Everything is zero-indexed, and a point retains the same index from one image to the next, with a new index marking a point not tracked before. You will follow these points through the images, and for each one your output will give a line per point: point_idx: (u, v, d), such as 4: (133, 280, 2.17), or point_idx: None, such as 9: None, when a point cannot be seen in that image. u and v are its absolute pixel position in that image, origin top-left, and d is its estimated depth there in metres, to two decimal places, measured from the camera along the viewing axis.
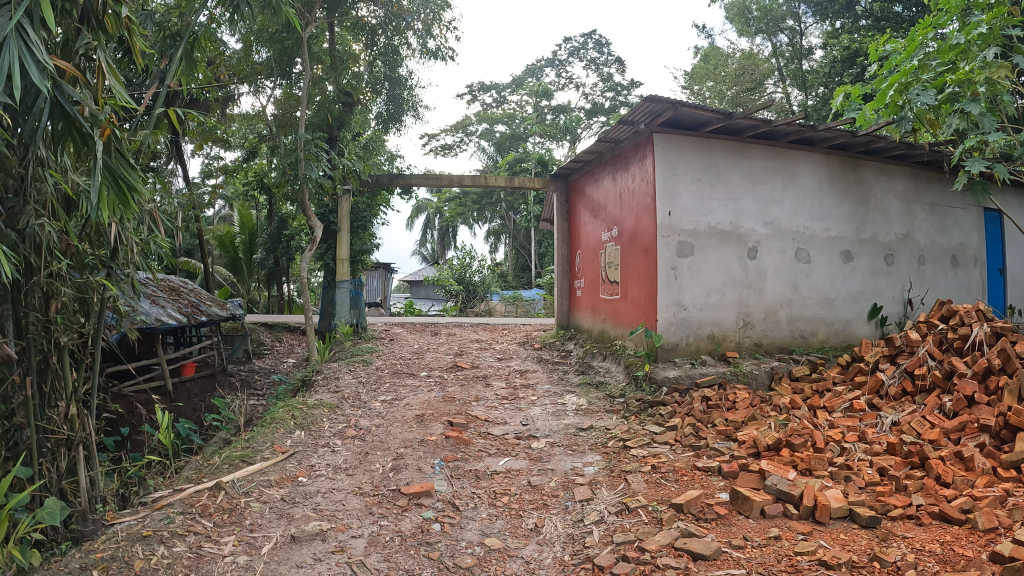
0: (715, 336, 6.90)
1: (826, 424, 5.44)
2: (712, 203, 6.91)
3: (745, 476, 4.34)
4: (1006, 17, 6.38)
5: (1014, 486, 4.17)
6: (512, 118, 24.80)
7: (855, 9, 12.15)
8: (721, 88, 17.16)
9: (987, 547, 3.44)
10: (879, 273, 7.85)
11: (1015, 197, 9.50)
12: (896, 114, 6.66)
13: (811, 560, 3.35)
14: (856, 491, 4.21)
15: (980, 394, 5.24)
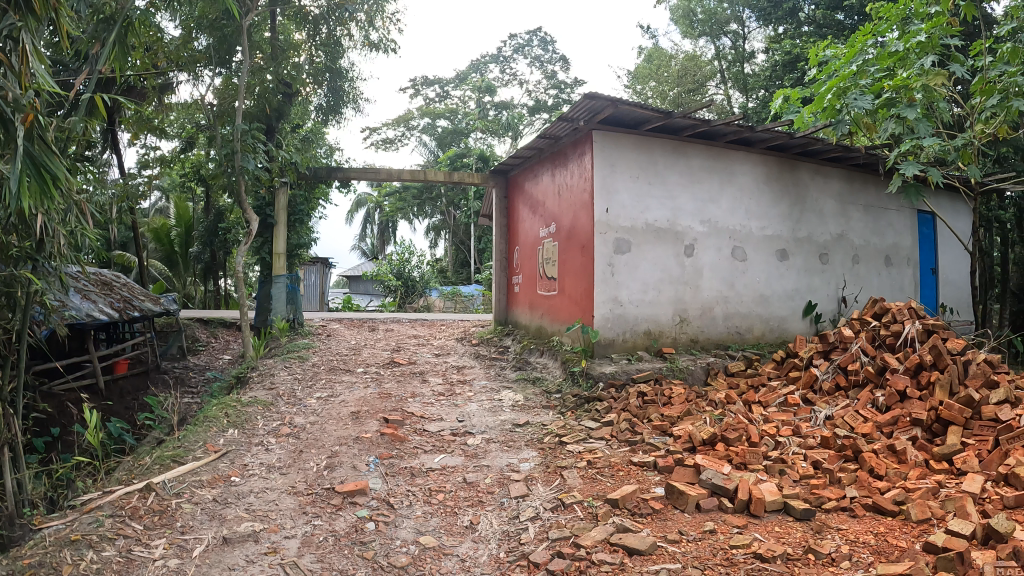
0: (652, 332, 6.96)
1: (760, 418, 5.55)
2: (650, 200, 6.97)
3: (680, 471, 4.40)
4: (944, 26, 6.59)
5: (944, 478, 4.32)
6: (454, 113, 24.69)
7: (797, 15, 12.39)
8: (662, 88, 17.25)
9: (920, 538, 3.55)
10: (814, 271, 8.05)
11: (948, 201, 9.83)
12: (833, 118, 6.80)
13: (747, 553, 3.42)
14: (790, 484, 4.31)
15: (912, 389, 5.41)
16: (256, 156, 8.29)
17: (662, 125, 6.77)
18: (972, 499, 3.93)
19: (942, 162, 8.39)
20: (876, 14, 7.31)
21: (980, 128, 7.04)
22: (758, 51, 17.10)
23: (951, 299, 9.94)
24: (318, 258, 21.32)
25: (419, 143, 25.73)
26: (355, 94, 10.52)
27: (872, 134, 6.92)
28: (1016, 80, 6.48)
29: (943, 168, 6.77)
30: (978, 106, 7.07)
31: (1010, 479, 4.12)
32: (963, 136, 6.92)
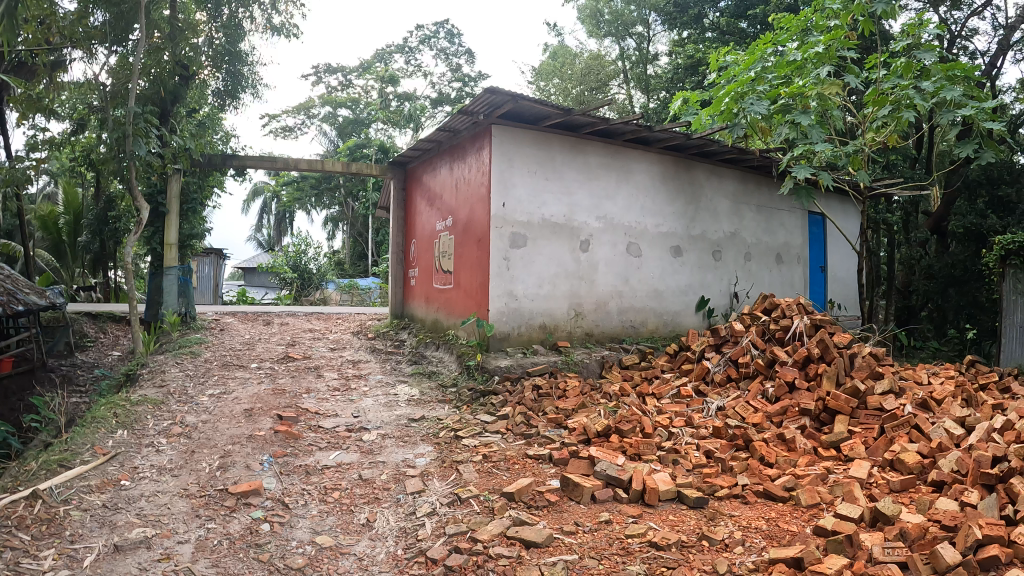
0: (546, 326, 7.02)
1: (654, 409, 5.72)
2: (546, 196, 7.02)
3: (575, 463, 4.50)
4: (842, 39, 6.91)
5: (832, 464, 4.57)
6: (355, 103, 24.34)
7: (702, 21, 12.71)
8: (565, 85, 17.53)
9: (811, 522, 3.73)
10: (706, 268, 8.33)
11: (837, 203, 10.33)
12: (730, 121, 7.06)
13: (642, 542, 3.53)
14: (684, 473, 4.49)
15: (800, 380, 5.68)
16: (148, 141, 7.98)
17: (562, 122, 6.84)
18: (860, 484, 4.16)
19: (834, 166, 8.82)
20: (779, 24, 7.61)
21: (870, 136, 7.42)
22: (662, 54, 17.53)
23: (838, 294, 10.44)
24: (211, 248, 20.63)
25: (319, 131, 25.31)
26: (254, 79, 10.20)
27: (768, 137, 7.20)
28: (907, 93, 6.86)
29: (832, 172, 7.09)
30: (870, 115, 7.44)
31: (894, 464, 4.38)
32: (854, 143, 7.27)
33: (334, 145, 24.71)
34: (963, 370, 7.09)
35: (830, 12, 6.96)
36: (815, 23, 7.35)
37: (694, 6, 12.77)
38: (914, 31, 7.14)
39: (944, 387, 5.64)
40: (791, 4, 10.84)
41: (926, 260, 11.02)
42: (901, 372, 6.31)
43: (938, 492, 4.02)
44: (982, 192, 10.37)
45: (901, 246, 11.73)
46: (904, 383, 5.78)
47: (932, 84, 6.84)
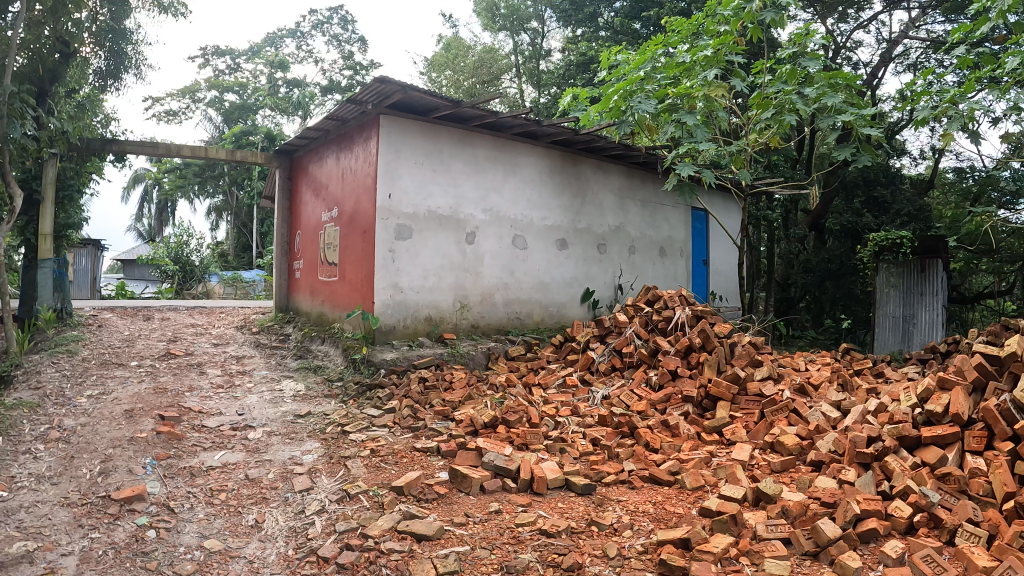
0: (432, 319, 6.97)
1: (541, 400, 5.91)
2: (433, 187, 6.96)
3: (464, 455, 4.64)
4: (730, 44, 7.13)
5: (715, 448, 4.85)
6: (243, 88, 23.18)
7: (596, 20, 12.98)
8: (457, 76, 17.42)
9: (695, 504, 4.03)
10: (591, 260, 8.51)
11: (720, 200, 10.75)
12: (618, 118, 7.23)
13: (532, 530, 3.71)
14: (572, 461, 4.72)
15: (682, 368, 6.00)
16: (23, 124, 7.39)
17: (451, 114, 6.81)
18: (743, 466, 4.47)
19: (717, 165, 9.23)
20: (672, 26, 7.79)
21: (754, 137, 7.81)
22: (555, 51, 17.73)
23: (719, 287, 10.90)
24: (89, 240, 19.29)
25: (204, 117, 24.17)
26: (137, 59, 9.49)
27: (654, 135, 7.40)
28: (791, 98, 7.25)
29: (714, 172, 7.44)
30: (754, 118, 7.77)
31: (775, 445, 4.72)
32: (738, 144, 7.71)
33: (218, 130, 23.65)
34: (836, 358, 7.62)
35: (722, 17, 7.12)
36: (706, 27, 7.54)
37: (589, 5, 13.00)
38: (801, 40, 7.58)
39: (820, 373, 6.06)
40: (683, 8, 11.10)
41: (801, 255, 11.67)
42: (778, 359, 6.71)
43: (816, 471, 4.37)
44: (858, 193, 11.11)
45: (781, 242, 12.35)
46: (781, 370, 6.15)
47: (815, 91, 7.25)
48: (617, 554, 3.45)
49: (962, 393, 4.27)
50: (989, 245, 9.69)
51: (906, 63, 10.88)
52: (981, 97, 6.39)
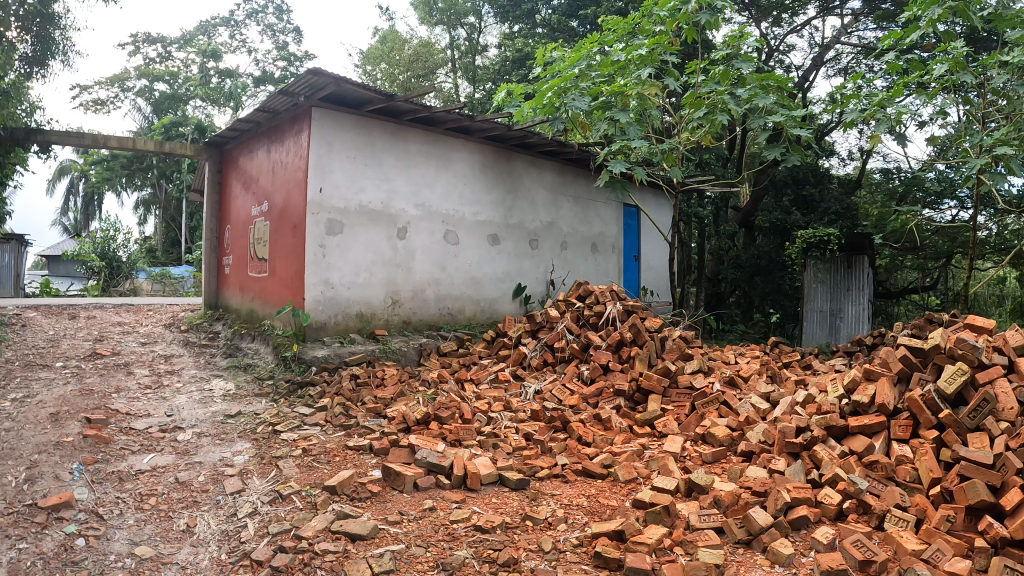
0: (364, 315, 6.87)
1: (473, 396, 5.91)
2: (365, 181, 6.86)
3: (396, 452, 4.58)
4: (664, 45, 7.27)
5: (647, 441, 4.98)
6: (174, 77, 22.44)
7: (534, 17, 12.72)
8: (392, 70, 17.08)
9: (628, 496, 4.11)
10: (524, 256, 8.55)
11: (652, 196, 10.91)
12: (551, 114, 7.35)
13: (466, 526, 3.72)
14: (504, 456, 4.73)
15: (613, 362, 6.11)
16: None
17: (384, 107, 6.74)
18: (675, 457, 4.61)
19: (649, 163, 9.42)
20: (607, 25, 7.85)
21: (686, 135, 8.13)
22: (491, 47, 17.65)
23: (650, 282, 11.09)
24: (12, 234, 18.41)
25: (133, 107, 23.12)
26: (65, 45, 8.86)
27: (587, 132, 7.55)
28: (722, 98, 7.53)
29: (646, 169, 7.69)
30: (687, 117, 8.08)
31: (706, 437, 4.88)
32: (670, 142, 8.02)
33: (148, 121, 22.77)
34: (765, 352, 7.90)
35: (657, 18, 7.23)
36: (640, 28, 7.64)
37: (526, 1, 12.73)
38: (735, 42, 7.73)
39: (749, 366, 6.27)
40: (621, 8, 11.22)
41: (728, 251, 11.99)
42: (708, 353, 6.90)
43: (747, 460, 4.57)
44: (787, 191, 11.31)
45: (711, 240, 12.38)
46: (711, 364, 6.34)
47: (746, 92, 7.58)
48: (552, 548, 3.49)
49: (888, 384, 4.48)
50: (915, 244, 9.85)
51: (837, 67, 11.20)
52: (908, 102, 6.67)
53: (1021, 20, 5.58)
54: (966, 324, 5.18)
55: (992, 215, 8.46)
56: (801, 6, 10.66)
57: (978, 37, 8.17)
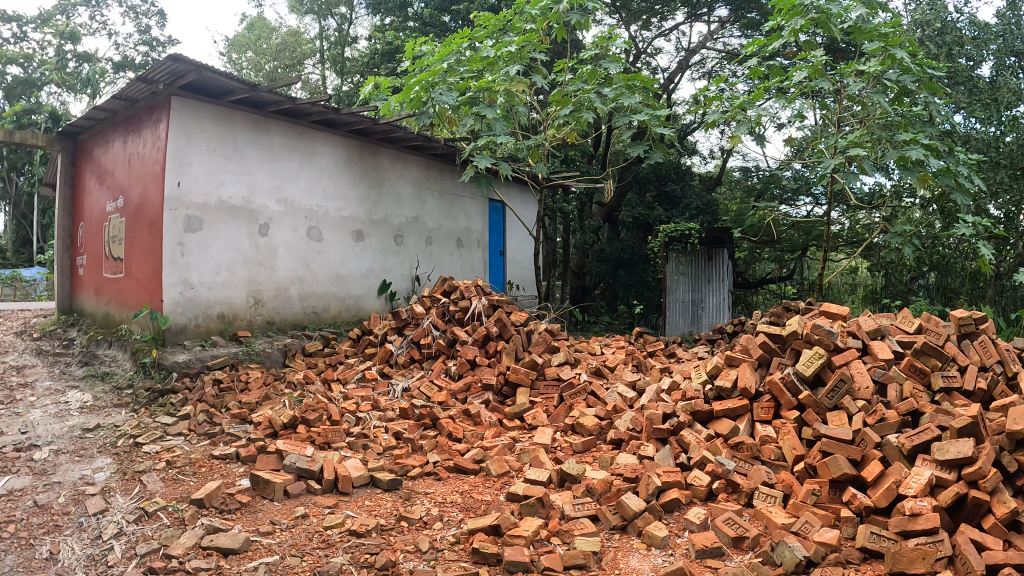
0: (225, 316, 6.53)
1: (340, 396, 5.78)
2: (225, 175, 6.52)
3: (264, 459, 4.39)
4: (534, 42, 7.41)
5: (516, 434, 5.10)
6: (28, 60, 19.86)
7: (406, 10, 12.38)
8: (258, 59, 16.33)
9: (500, 491, 4.17)
10: (388, 252, 8.40)
11: (517, 191, 11.03)
12: (418, 109, 7.28)
13: (341, 532, 3.63)
14: (375, 457, 4.66)
15: (480, 358, 6.18)
16: None
17: (247, 98, 6.43)
18: (546, 449, 4.76)
19: (515, 159, 9.56)
20: (476, 20, 7.81)
21: (552, 132, 8.42)
22: (361, 38, 16.77)
23: (516, 276, 11.19)
24: None
25: None
26: None
27: (454, 127, 7.66)
28: (589, 97, 7.88)
29: (510, 164, 7.83)
30: (553, 114, 8.38)
31: (576, 428, 5.08)
32: (536, 139, 8.28)
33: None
34: (630, 343, 8.23)
35: (528, 15, 7.39)
36: (511, 24, 7.75)
37: None
38: (604, 43, 7.97)
39: (614, 357, 6.53)
40: (494, 5, 11.25)
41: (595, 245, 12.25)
42: (574, 345, 7.13)
43: (617, 448, 4.80)
44: (650, 187, 11.69)
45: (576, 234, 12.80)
46: (577, 355, 6.56)
47: (612, 91, 7.93)
48: (429, 548, 3.46)
49: (747, 369, 4.79)
50: (772, 236, 10.51)
51: (702, 70, 11.66)
52: (767, 105, 7.14)
53: (878, 33, 6.04)
54: (819, 310, 5.63)
55: (845, 211, 8.96)
56: (670, 13, 11.00)
57: (838, 47, 8.64)
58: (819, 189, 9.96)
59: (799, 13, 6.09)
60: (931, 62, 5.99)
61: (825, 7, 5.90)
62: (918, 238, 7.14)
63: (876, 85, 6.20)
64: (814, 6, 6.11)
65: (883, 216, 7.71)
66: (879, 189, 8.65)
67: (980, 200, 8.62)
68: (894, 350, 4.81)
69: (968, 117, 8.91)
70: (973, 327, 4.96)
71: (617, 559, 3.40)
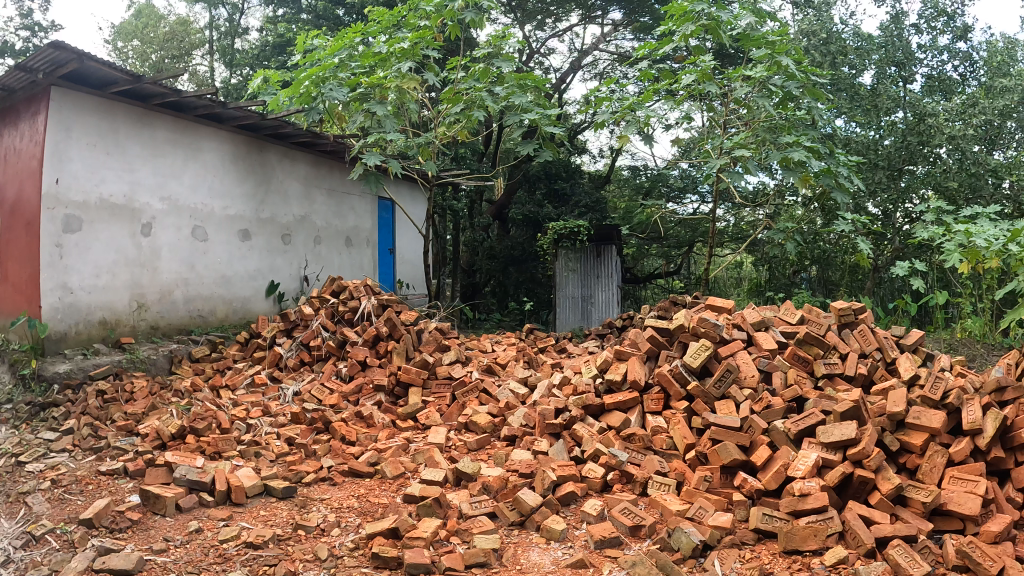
0: (107, 322, 6.11)
1: (230, 403, 5.54)
2: (106, 171, 6.10)
3: (152, 473, 4.13)
4: (427, 39, 7.29)
5: (411, 435, 5.05)
6: None
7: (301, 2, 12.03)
8: (144, 48, 14.97)
9: (398, 493, 4.13)
10: (276, 252, 8.07)
11: (407, 189, 10.90)
12: (308, 104, 7.15)
13: (238, 544, 3.48)
14: (268, 464, 4.50)
15: (371, 358, 6.07)
16: None
17: (132, 89, 6.06)
18: (440, 449, 4.75)
19: (404, 157, 9.42)
20: (369, 15, 7.66)
21: (443, 129, 8.34)
22: (252, 29, 15.66)
23: (407, 275, 11.00)
24: None
25: None
26: None
27: (344, 123, 7.51)
28: (480, 95, 7.89)
29: (399, 162, 7.73)
30: (444, 111, 8.32)
31: (469, 426, 5.10)
32: (427, 136, 8.15)
33: None
34: (522, 340, 8.29)
35: (423, 12, 7.31)
36: (405, 20, 7.65)
37: None
38: (497, 42, 7.97)
39: (506, 354, 6.58)
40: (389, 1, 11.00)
41: (489, 243, 12.19)
42: (464, 343, 7.12)
43: (511, 444, 4.84)
44: (540, 185, 11.90)
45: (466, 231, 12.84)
46: (468, 353, 6.58)
47: (504, 90, 7.98)
48: (329, 555, 3.38)
49: (637, 362, 4.92)
50: (659, 233, 10.92)
51: (594, 72, 11.89)
52: (656, 107, 7.39)
53: (765, 41, 6.38)
54: (705, 305, 5.89)
55: (728, 207, 9.51)
56: (564, 15, 11.16)
57: (727, 53, 9.03)
58: (704, 187, 10.49)
59: (689, 19, 6.36)
60: (814, 70, 6.40)
61: (714, 15, 6.24)
62: (799, 234, 7.62)
63: (762, 90, 6.55)
64: (703, 14, 6.43)
65: (767, 213, 8.16)
66: (762, 188, 9.12)
67: (859, 198, 9.36)
68: (778, 340, 5.05)
69: (850, 120, 9.61)
70: (852, 317, 5.25)
71: (518, 554, 3.44)
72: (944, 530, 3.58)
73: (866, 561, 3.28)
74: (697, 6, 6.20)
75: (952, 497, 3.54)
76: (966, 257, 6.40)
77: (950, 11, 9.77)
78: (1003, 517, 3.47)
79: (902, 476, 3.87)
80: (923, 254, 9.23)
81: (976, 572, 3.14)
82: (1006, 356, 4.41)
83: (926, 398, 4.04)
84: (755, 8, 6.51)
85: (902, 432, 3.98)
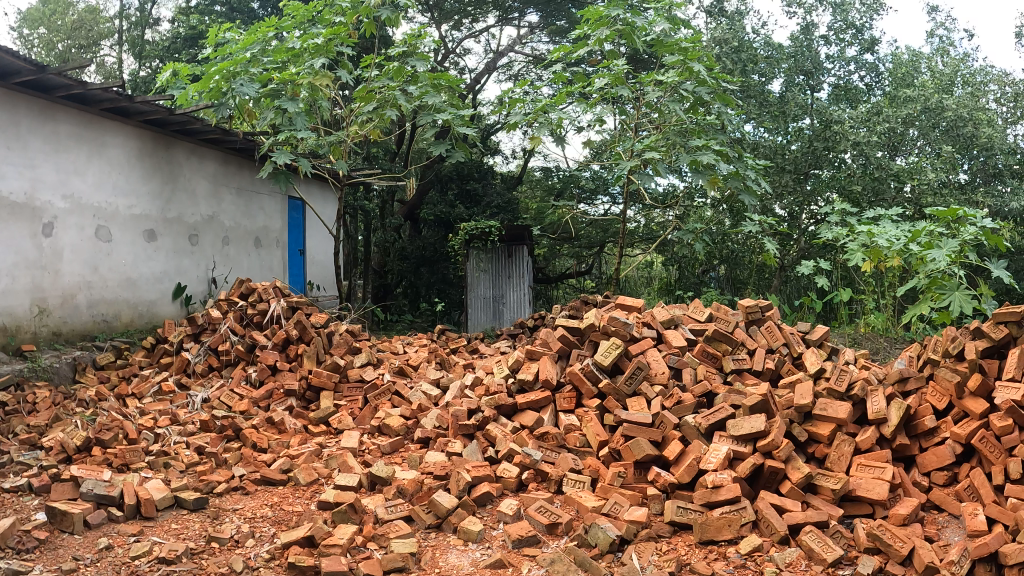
0: (7, 328, 5.77)
1: (136, 412, 5.28)
2: (6, 167, 5.74)
3: (58, 488, 3.89)
4: (341, 36, 7.24)
5: (323, 439, 4.95)
6: None
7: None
8: (49, 36, 14.11)
9: (313, 500, 4.04)
10: (183, 253, 7.74)
11: (316, 188, 10.66)
12: (218, 100, 6.93)
13: (150, 560, 3.32)
14: (177, 475, 4.29)
15: (281, 362, 5.90)
16: None
17: (35, 80, 5.74)
18: (354, 453, 4.68)
19: (313, 155, 9.19)
20: (283, 9, 7.49)
21: (355, 128, 8.16)
22: (164, 21, 14.90)
23: (317, 276, 10.73)
24: None
25: None
26: None
27: (254, 120, 7.26)
28: (394, 94, 7.81)
29: (310, 160, 7.53)
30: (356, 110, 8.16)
31: (382, 429, 5.06)
32: (339, 134, 7.99)
33: None
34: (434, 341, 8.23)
35: (338, 8, 7.18)
36: (320, 16, 7.51)
37: None
38: (412, 41, 7.95)
39: (418, 355, 6.54)
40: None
41: (400, 244, 12.10)
42: (376, 345, 7.03)
43: (424, 446, 4.83)
44: (452, 185, 11.87)
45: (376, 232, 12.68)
46: (380, 355, 6.49)
47: (417, 89, 7.87)
48: (245, 568, 3.26)
49: (550, 361, 4.95)
50: (571, 233, 11.14)
51: (510, 73, 11.93)
52: (569, 109, 7.50)
53: (678, 47, 6.61)
54: (616, 303, 6.00)
55: (638, 209, 9.65)
56: (479, 15, 11.17)
57: (640, 58, 9.33)
58: (614, 189, 10.76)
59: (605, 23, 6.53)
60: (723, 76, 6.65)
61: (629, 21, 6.42)
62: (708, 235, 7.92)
63: (674, 94, 6.77)
64: (619, 19, 6.60)
65: (679, 213, 8.45)
66: (673, 189, 9.46)
67: (768, 200, 9.82)
68: (688, 337, 5.20)
69: (758, 126, 10.02)
70: (759, 314, 5.45)
71: (437, 558, 3.42)
72: (854, 514, 3.76)
73: (780, 547, 3.43)
74: (613, 11, 6.36)
75: (860, 483, 3.73)
76: (868, 256, 6.77)
77: (857, 24, 10.35)
78: (908, 500, 3.67)
79: (811, 465, 4.03)
80: (827, 254, 9.82)
81: (887, 552, 3.30)
82: (906, 349, 4.69)
83: (832, 391, 4.22)
84: (670, 16, 6.75)
85: (809, 423, 4.15)
